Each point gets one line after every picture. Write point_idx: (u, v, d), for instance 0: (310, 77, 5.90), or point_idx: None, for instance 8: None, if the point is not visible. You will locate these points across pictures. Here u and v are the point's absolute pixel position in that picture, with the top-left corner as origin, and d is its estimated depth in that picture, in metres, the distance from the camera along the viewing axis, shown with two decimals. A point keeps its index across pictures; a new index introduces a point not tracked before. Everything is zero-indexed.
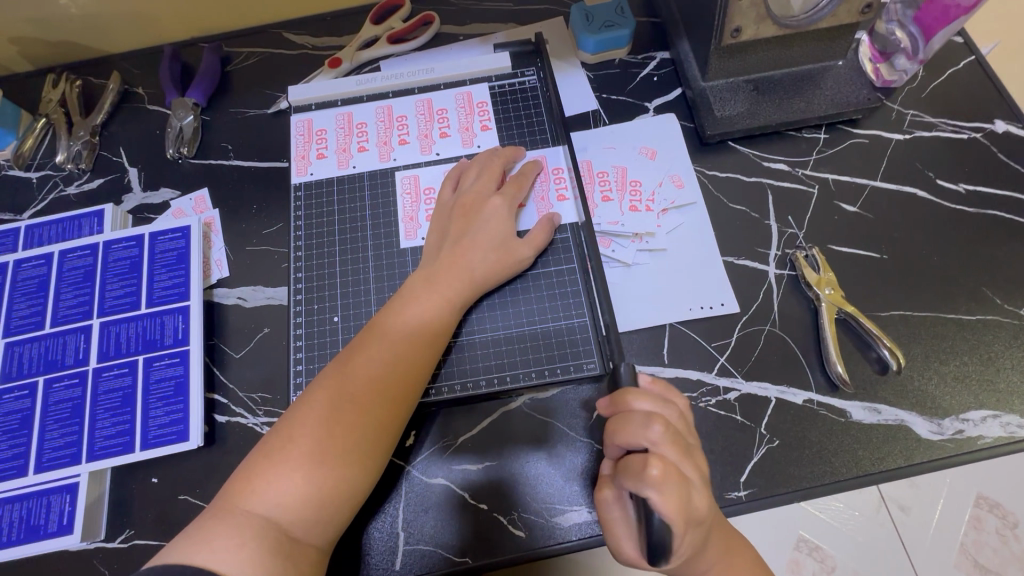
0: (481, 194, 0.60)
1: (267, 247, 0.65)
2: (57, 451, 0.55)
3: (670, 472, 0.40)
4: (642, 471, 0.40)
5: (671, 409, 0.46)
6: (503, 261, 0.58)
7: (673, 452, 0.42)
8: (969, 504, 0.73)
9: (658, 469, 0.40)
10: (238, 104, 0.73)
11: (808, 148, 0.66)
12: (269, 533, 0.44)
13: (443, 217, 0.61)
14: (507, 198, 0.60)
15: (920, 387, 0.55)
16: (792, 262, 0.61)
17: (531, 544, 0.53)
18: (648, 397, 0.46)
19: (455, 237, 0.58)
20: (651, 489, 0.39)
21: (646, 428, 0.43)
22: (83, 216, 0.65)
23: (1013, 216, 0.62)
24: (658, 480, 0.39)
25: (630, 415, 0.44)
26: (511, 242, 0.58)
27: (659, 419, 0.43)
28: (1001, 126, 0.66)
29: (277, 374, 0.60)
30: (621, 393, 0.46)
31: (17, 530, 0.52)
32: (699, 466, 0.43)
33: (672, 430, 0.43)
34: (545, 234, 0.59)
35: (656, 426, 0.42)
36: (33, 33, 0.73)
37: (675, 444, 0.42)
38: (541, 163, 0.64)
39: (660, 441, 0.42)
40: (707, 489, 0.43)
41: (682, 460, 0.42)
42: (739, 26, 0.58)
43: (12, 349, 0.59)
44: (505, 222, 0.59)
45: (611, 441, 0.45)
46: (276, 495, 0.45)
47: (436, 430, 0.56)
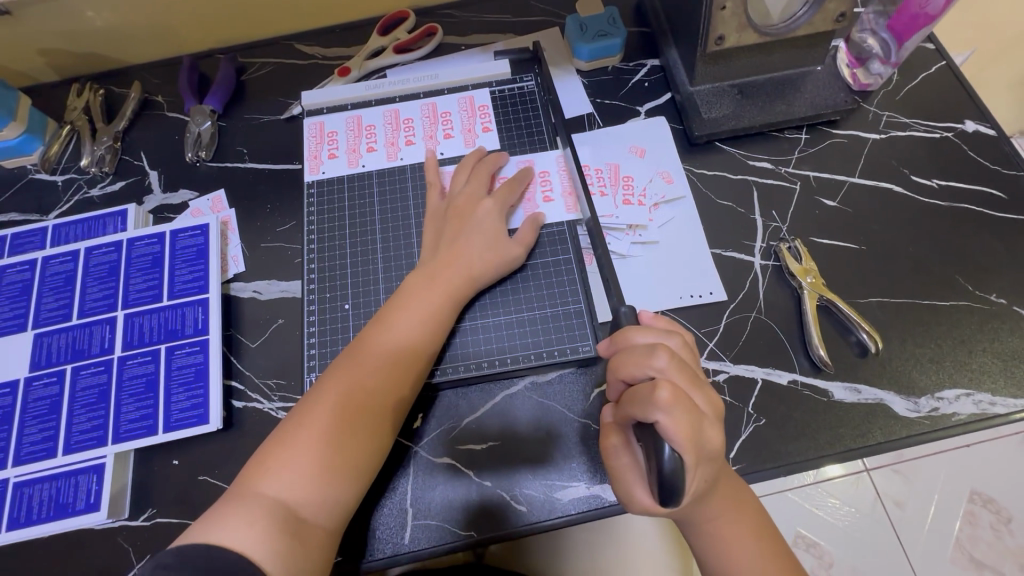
0: (473, 197, 0.64)
1: (281, 244, 0.69)
2: (84, 434, 0.58)
3: (679, 395, 0.42)
4: (653, 395, 0.41)
5: (676, 341, 0.49)
6: (495, 258, 0.61)
7: (680, 380, 0.44)
8: (959, 501, 0.82)
9: (667, 392, 0.41)
10: (253, 111, 0.78)
11: (790, 147, 0.70)
12: (279, 515, 0.47)
13: (436, 220, 0.64)
14: (498, 201, 0.64)
15: (898, 368, 0.59)
16: (776, 253, 0.65)
17: (532, 518, 0.56)
18: (651, 333, 0.49)
19: (451, 236, 0.62)
20: (661, 411, 0.41)
21: (651, 357, 0.45)
22: (108, 215, 0.69)
23: (983, 209, 0.66)
24: (668, 403, 0.41)
25: (634, 347, 0.47)
26: (501, 241, 0.62)
27: (664, 350, 0.45)
28: (971, 125, 0.70)
29: (291, 362, 0.63)
30: (622, 332, 0.49)
31: (46, 508, 0.55)
32: (709, 399, 0.45)
33: (678, 359, 0.45)
34: (533, 233, 0.63)
35: (662, 355, 0.45)
36: (60, 46, 0.77)
37: (681, 372, 0.45)
38: (533, 170, 0.68)
39: (666, 368, 0.44)
40: (717, 421, 0.45)
41: (691, 388, 0.45)
42: (722, 34, 0.63)
43: (41, 340, 0.62)
44: (495, 221, 0.63)
45: (614, 376, 0.47)
46: (286, 478, 0.49)
47: (439, 412, 0.60)
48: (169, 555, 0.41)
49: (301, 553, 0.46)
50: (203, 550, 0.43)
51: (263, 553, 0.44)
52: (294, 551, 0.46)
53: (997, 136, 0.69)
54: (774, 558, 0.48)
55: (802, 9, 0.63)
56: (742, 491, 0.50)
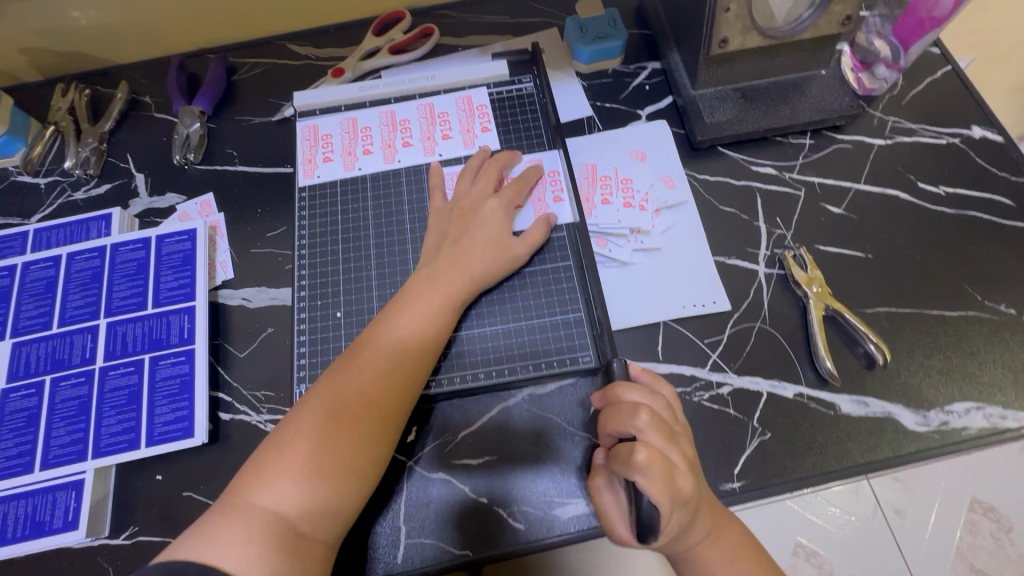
0: (478, 198, 0.62)
1: (271, 249, 0.67)
2: (63, 449, 0.55)
3: (656, 456, 0.43)
4: (630, 457, 0.43)
5: (657, 400, 0.49)
6: (501, 259, 0.60)
7: (658, 439, 0.45)
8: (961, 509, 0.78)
9: (644, 453, 0.43)
10: (244, 112, 0.75)
11: (795, 153, 0.69)
12: (275, 531, 0.45)
13: (440, 220, 0.62)
14: (504, 200, 0.62)
15: (906, 381, 0.57)
16: (781, 261, 0.63)
17: (530, 536, 0.54)
18: (636, 390, 0.49)
19: (454, 237, 0.60)
20: (638, 472, 0.42)
21: (634, 417, 0.46)
22: (91, 219, 0.67)
23: (991, 217, 0.64)
24: (644, 464, 0.42)
25: (621, 405, 0.48)
26: (507, 241, 0.60)
27: (646, 410, 0.46)
28: (978, 131, 0.69)
29: (280, 373, 0.61)
30: (612, 387, 0.50)
31: (22, 527, 0.53)
32: (684, 452, 0.46)
33: (658, 418, 0.46)
34: (541, 233, 0.61)
35: (643, 415, 0.45)
36: (44, 45, 0.75)
37: (660, 431, 0.45)
38: (542, 168, 0.66)
39: (647, 429, 0.45)
40: (694, 472, 0.45)
41: (669, 447, 0.45)
42: (726, 37, 0.61)
43: (19, 349, 0.60)
44: (501, 223, 0.61)
45: (603, 431, 0.48)
46: (284, 491, 0.46)
47: (438, 425, 0.58)
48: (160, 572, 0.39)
49: (298, 573, 0.44)
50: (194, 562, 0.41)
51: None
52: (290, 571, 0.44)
53: (1004, 142, 0.68)
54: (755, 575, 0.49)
55: (806, 11, 0.62)
56: (726, 522, 0.50)
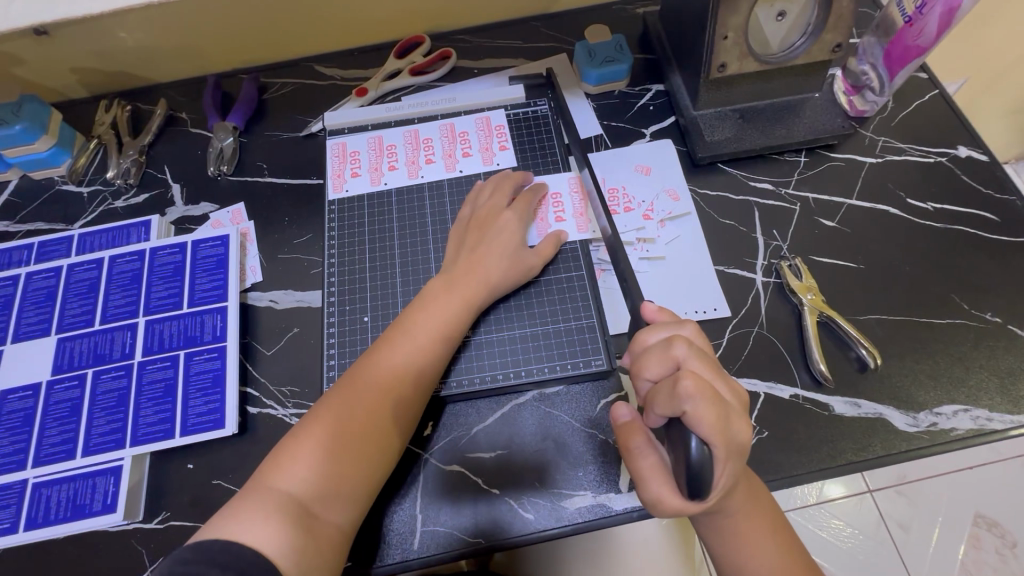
0: (494, 210, 0.66)
1: (298, 255, 0.72)
2: (103, 437, 0.59)
3: (704, 385, 0.41)
4: (677, 387, 0.41)
5: (690, 328, 0.49)
6: (513, 268, 0.63)
7: (703, 367, 0.44)
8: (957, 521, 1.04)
9: (690, 381, 0.41)
10: (273, 128, 0.81)
11: (790, 170, 0.73)
12: (294, 510, 0.48)
13: (457, 232, 0.66)
14: (517, 213, 0.66)
15: (896, 384, 0.60)
16: (778, 270, 0.67)
17: (539, 526, 0.57)
18: (663, 327, 0.49)
19: (471, 245, 0.64)
20: (687, 402, 0.41)
21: (670, 349, 0.45)
22: (131, 226, 0.71)
23: (976, 231, 0.68)
24: (694, 393, 0.41)
25: (653, 345, 0.47)
26: (520, 252, 0.64)
27: (681, 339, 0.45)
28: (964, 151, 0.73)
29: (305, 370, 0.65)
30: (636, 335, 0.49)
31: (63, 509, 0.56)
32: (734, 389, 0.45)
33: (697, 348, 0.45)
34: (552, 247, 0.65)
35: (680, 344, 0.45)
36: (92, 64, 0.81)
37: (702, 360, 0.45)
38: (546, 188, 0.70)
39: (687, 358, 0.44)
40: (743, 410, 0.45)
41: (715, 378, 0.44)
42: (724, 62, 0.66)
43: (64, 344, 0.64)
44: (515, 234, 0.65)
45: (639, 375, 0.47)
46: (301, 474, 0.50)
47: (452, 422, 0.61)
48: (187, 552, 0.43)
49: (313, 549, 0.47)
50: (221, 543, 0.44)
51: (276, 549, 0.46)
52: (306, 547, 0.47)
53: (989, 161, 0.72)
54: (784, 551, 0.50)
55: (800, 40, 0.67)
56: (757, 489, 0.51)
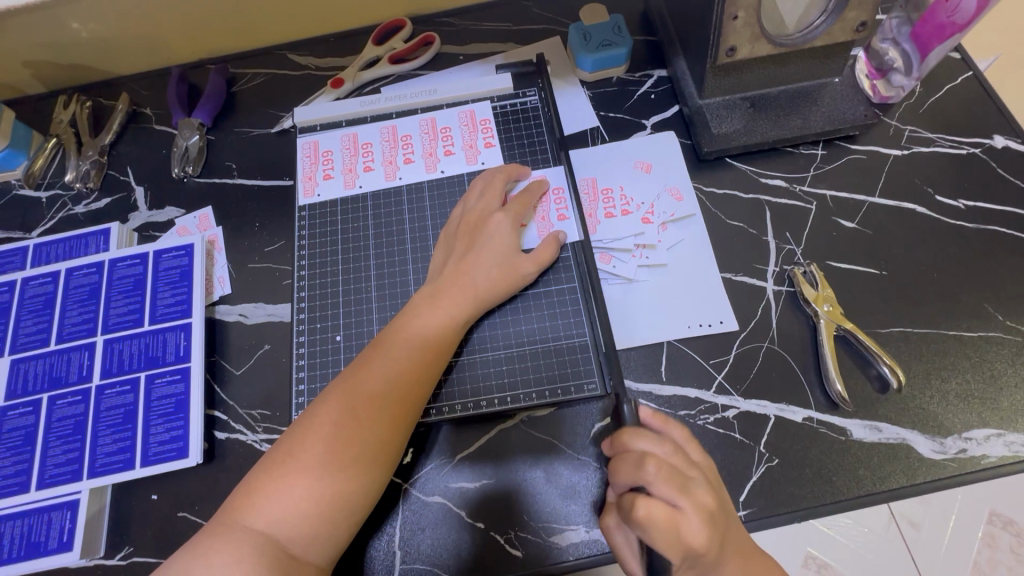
0: (484, 213, 0.61)
1: (269, 264, 0.66)
2: (59, 468, 0.55)
3: (656, 512, 0.40)
4: (631, 511, 0.41)
5: (668, 445, 0.44)
6: (506, 276, 0.58)
7: (667, 490, 0.41)
8: None
9: (643, 509, 0.40)
10: (242, 124, 0.75)
11: (806, 164, 0.66)
12: (266, 552, 0.44)
13: (447, 237, 0.61)
14: (510, 215, 0.60)
15: (922, 406, 0.55)
16: (790, 278, 0.61)
17: (528, 564, 0.52)
18: (641, 434, 0.45)
19: (460, 253, 0.59)
20: (638, 527, 0.40)
21: (637, 467, 0.42)
22: (90, 234, 0.66)
23: (1014, 231, 0.61)
24: (644, 521, 0.40)
25: (626, 451, 0.44)
26: (513, 258, 0.59)
27: (652, 457, 0.42)
28: (1000, 140, 0.66)
29: (276, 391, 0.60)
30: (617, 435, 0.46)
31: (17, 547, 0.53)
32: (699, 503, 0.42)
33: (666, 466, 0.42)
34: (550, 252, 0.60)
35: (649, 464, 0.42)
36: (45, 57, 0.75)
37: (669, 481, 0.41)
38: (547, 184, 0.64)
39: (653, 477, 0.42)
40: (711, 524, 0.42)
41: (679, 497, 0.41)
42: (733, 46, 0.59)
43: (18, 366, 0.60)
44: (508, 239, 0.59)
45: (613, 479, 0.45)
46: (275, 511, 0.45)
47: (434, 448, 0.56)
48: None
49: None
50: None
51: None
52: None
53: None
54: None
55: (819, 18, 0.59)
56: (746, 560, 0.46)
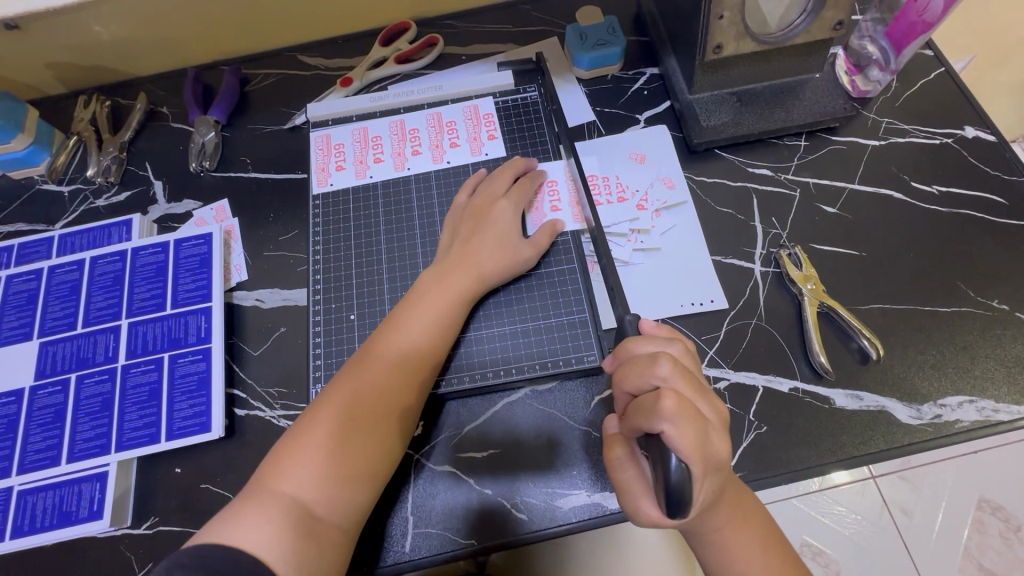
0: (491, 198, 0.65)
1: (284, 252, 0.70)
2: (88, 442, 0.58)
3: (685, 404, 0.40)
4: (657, 405, 0.40)
5: (676, 347, 0.48)
6: (508, 257, 0.62)
7: (684, 387, 0.43)
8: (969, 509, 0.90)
9: (672, 400, 0.40)
10: (256, 121, 0.78)
11: (790, 154, 0.70)
12: (293, 514, 0.47)
13: (454, 219, 0.65)
14: (513, 202, 0.64)
15: (899, 375, 0.59)
16: (777, 259, 0.65)
17: (534, 526, 0.56)
18: (651, 341, 0.48)
19: (465, 236, 0.62)
20: (667, 422, 0.39)
21: (653, 365, 0.44)
22: (113, 225, 0.70)
23: (985, 215, 0.66)
24: (673, 412, 0.39)
25: (636, 358, 0.46)
26: (515, 242, 0.62)
27: (666, 356, 0.44)
28: (971, 131, 0.71)
29: (293, 370, 0.63)
30: (623, 345, 0.48)
31: (49, 517, 0.55)
32: (713, 406, 0.44)
33: (680, 366, 0.44)
34: (549, 237, 0.64)
35: (664, 363, 0.44)
36: (67, 59, 0.78)
37: (685, 380, 0.44)
38: (535, 162, 0.69)
39: (670, 377, 0.43)
40: (724, 430, 0.44)
41: (696, 397, 0.43)
42: (720, 43, 0.64)
43: (46, 348, 0.63)
44: (511, 224, 0.63)
45: (620, 389, 0.46)
46: (298, 476, 0.49)
47: (444, 420, 0.60)
48: (185, 556, 0.42)
49: (314, 551, 0.46)
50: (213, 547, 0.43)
51: (276, 554, 0.44)
52: (308, 549, 0.46)
53: (997, 142, 0.70)
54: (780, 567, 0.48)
55: (799, 18, 0.64)
56: (740, 490, 0.49)
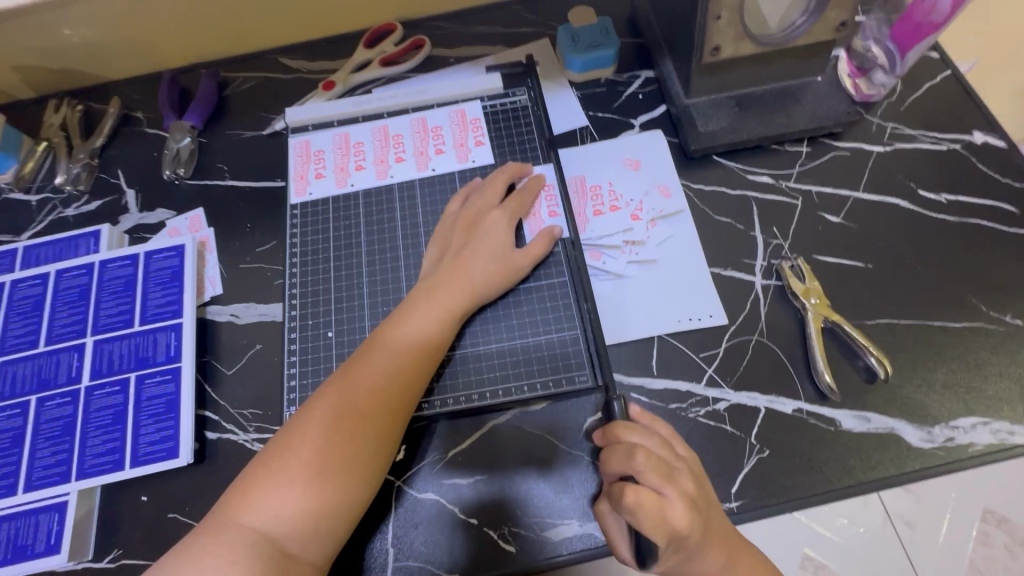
0: (483, 208, 0.62)
1: (260, 265, 0.66)
2: (47, 470, 0.55)
3: (644, 499, 0.43)
4: (620, 498, 0.44)
5: (655, 438, 0.49)
6: (501, 271, 0.58)
7: (656, 480, 0.45)
8: None
9: (632, 496, 0.43)
10: (234, 126, 0.75)
11: (791, 161, 0.67)
12: (262, 550, 0.44)
13: (444, 230, 0.62)
14: (507, 212, 0.61)
15: (908, 395, 0.55)
16: (778, 272, 0.61)
17: (522, 558, 0.52)
18: (634, 430, 0.49)
19: (455, 249, 0.59)
20: (627, 515, 0.43)
21: (629, 459, 0.46)
22: (80, 236, 0.66)
23: (995, 224, 0.63)
24: (633, 507, 0.43)
25: (617, 446, 0.48)
26: (510, 252, 0.59)
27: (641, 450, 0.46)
28: (980, 136, 0.68)
29: (268, 390, 0.60)
30: (610, 427, 0.50)
31: (4, 550, 0.52)
32: (689, 489, 0.46)
33: (655, 458, 0.46)
34: (544, 246, 0.60)
35: (638, 457, 0.46)
36: (36, 62, 0.75)
37: (657, 472, 0.45)
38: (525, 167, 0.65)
39: (643, 468, 0.45)
40: (699, 512, 0.45)
41: (667, 486, 0.45)
42: (718, 45, 0.61)
43: (6, 368, 0.59)
44: (504, 234, 0.60)
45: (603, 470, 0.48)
46: (271, 509, 0.45)
47: (428, 445, 0.56)
48: None
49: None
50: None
51: None
52: None
53: (1007, 147, 0.67)
54: None
55: (801, 18, 0.61)
56: (736, 544, 0.48)
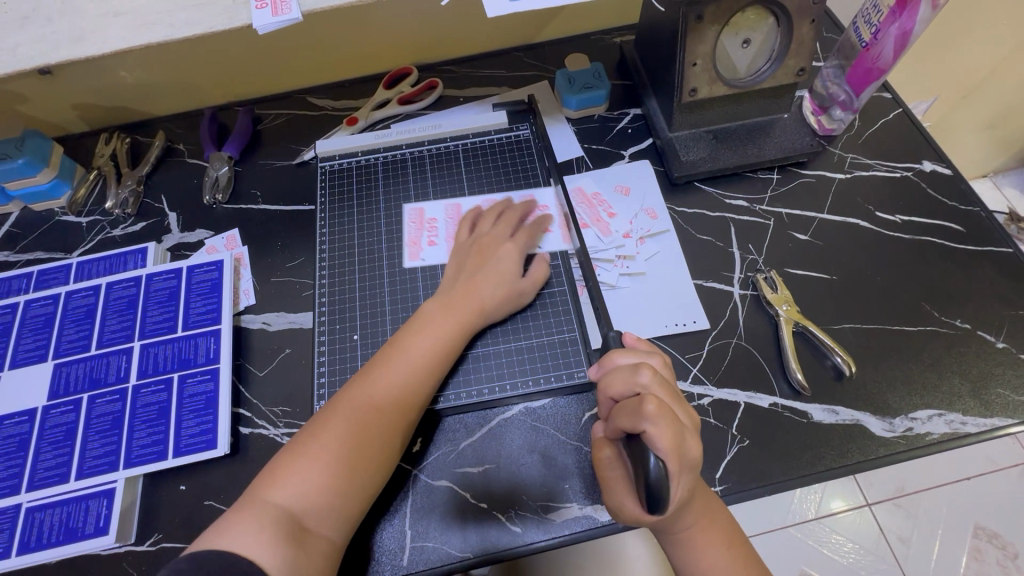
0: (496, 238, 0.69)
1: (290, 278, 0.74)
2: (96, 460, 0.60)
3: (664, 409, 0.44)
4: (640, 408, 0.44)
5: (656, 359, 0.52)
6: (508, 290, 0.66)
7: (663, 394, 0.47)
8: (966, 536, 1.06)
9: (653, 405, 0.43)
10: (267, 157, 0.84)
11: (763, 186, 0.76)
12: (284, 523, 0.48)
13: (460, 253, 0.69)
14: (518, 243, 0.69)
15: (871, 390, 0.62)
16: (754, 283, 0.69)
17: (527, 538, 0.57)
18: (635, 354, 0.52)
19: (470, 270, 0.66)
20: (649, 422, 0.43)
21: (636, 374, 0.48)
22: (129, 253, 0.74)
23: (944, 241, 0.71)
24: (655, 414, 0.43)
25: (620, 367, 0.50)
26: (517, 275, 0.67)
27: (647, 366, 0.48)
28: (929, 165, 0.77)
29: (296, 389, 0.66)
30: (607, 355, 0.52)
31: (56, 533, 0.57)
32: (688, 414, 0.48)
33: (660, 376, 0.48)
34: (544, 271, 0.68)
35: (645, 372, 0.48)
36: (93, 100, 0.84)
37: (664, 388, 0.48)
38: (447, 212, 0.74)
39: (650, 384, 0.47)
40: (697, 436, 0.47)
41: (673, 403, 0.47)
42: (694, 87, 0.70)
43: (61, 370, 0.66)
44: (514, 260, 0.67)
45: (604, 395, 0.50)
46: (296, 486, 0.51)
47: (441, 437, 0.62)
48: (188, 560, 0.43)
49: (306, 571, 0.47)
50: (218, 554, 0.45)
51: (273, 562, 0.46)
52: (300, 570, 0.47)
53: (953, 175, 0.75)
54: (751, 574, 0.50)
55: (765, 64, 0.70)
56: (714, 507, 0.51)
